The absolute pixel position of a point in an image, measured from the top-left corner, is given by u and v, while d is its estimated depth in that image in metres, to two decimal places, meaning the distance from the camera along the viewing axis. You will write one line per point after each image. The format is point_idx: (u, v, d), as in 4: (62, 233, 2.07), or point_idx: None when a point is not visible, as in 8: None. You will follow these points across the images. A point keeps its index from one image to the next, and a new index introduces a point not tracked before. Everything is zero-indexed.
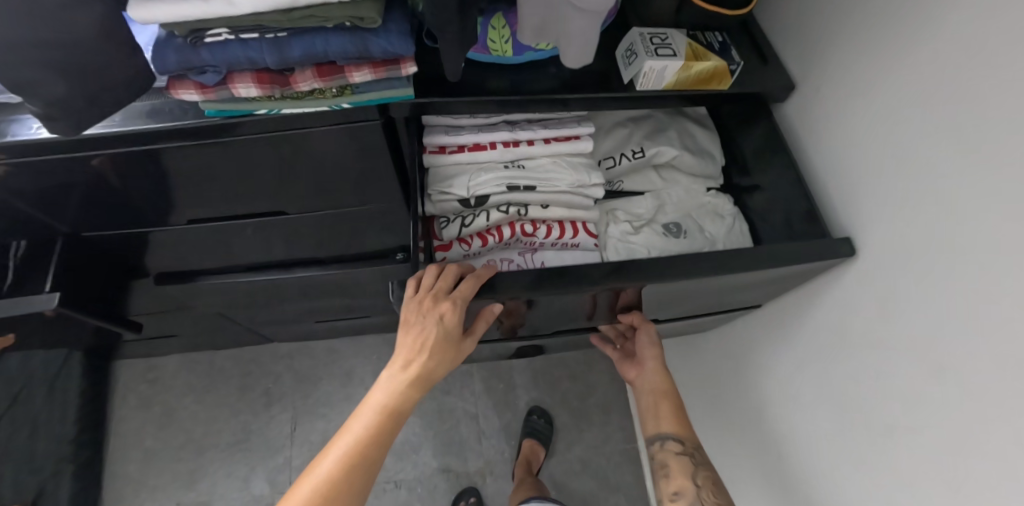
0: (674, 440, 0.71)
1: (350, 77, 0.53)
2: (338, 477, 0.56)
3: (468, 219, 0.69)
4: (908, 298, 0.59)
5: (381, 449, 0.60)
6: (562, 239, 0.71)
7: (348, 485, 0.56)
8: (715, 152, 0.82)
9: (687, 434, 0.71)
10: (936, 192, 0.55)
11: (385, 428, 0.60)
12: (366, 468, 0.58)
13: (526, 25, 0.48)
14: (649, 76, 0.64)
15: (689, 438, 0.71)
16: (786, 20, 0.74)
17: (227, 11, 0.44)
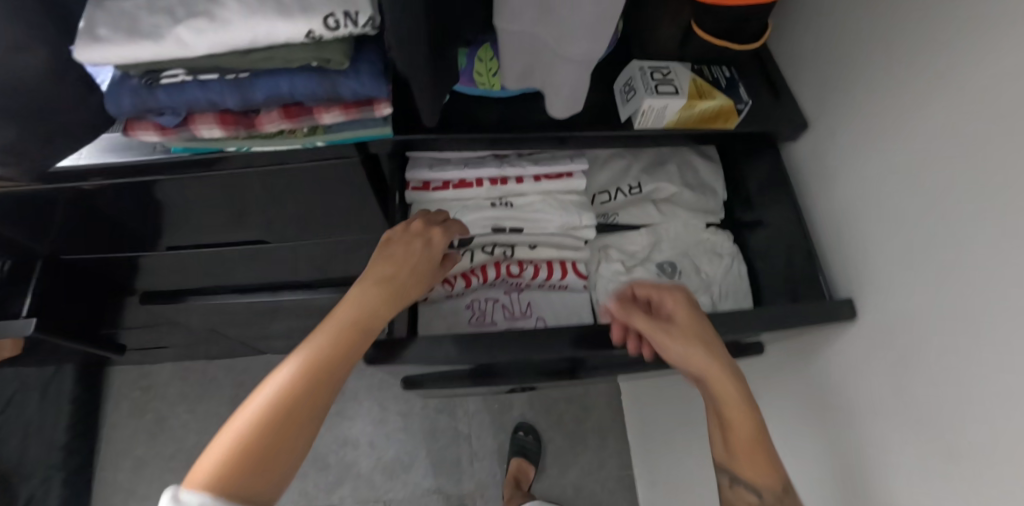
0: (765, 460, 0.50)
1: (320, 118, 0.49)
2: (245, 448, 0.40)
3: (451, 260, 0.65)
4: (909, 370, 0.54)
5: (316, 410, 0.44)
6: (550, 280, 0.68)
7: (259, 464, 0.40)
8: (718, 188, 0.77)
9: (772, 454, 0.50)
10: (946, 257, 0.50)
11: (323, 384, 0.45)
12: (288, 437, 0.42)
13: (509, 71, 0.44)
14: (648, 115, 0.60)
15: (775, 463, 0.50)
16: (803, 52, 0.69)
17: (181, 52, 0.42)
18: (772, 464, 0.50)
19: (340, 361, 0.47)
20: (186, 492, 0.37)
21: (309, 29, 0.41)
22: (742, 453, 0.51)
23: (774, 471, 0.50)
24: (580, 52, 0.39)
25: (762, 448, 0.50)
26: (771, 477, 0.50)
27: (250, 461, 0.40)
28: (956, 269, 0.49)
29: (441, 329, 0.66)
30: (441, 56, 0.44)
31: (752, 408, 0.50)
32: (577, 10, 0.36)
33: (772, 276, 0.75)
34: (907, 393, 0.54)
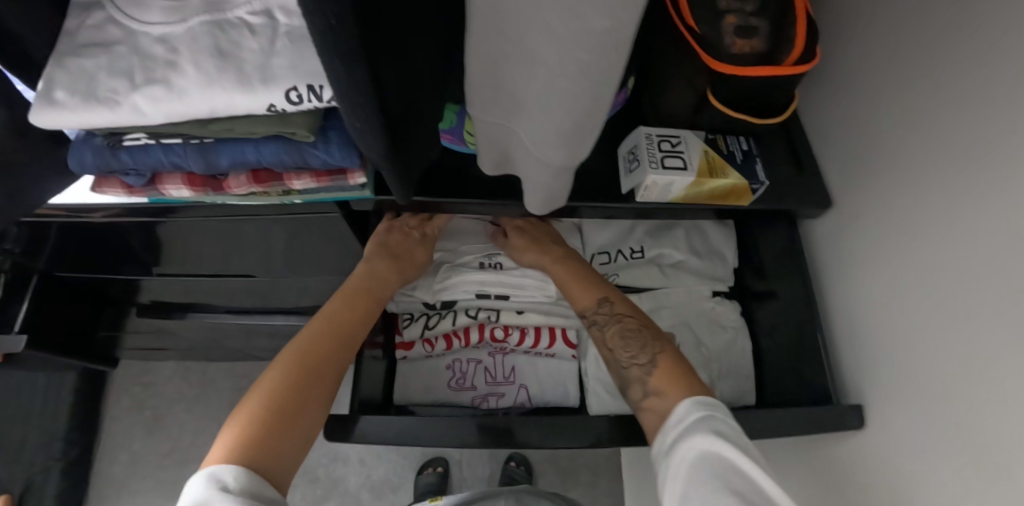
0: (602, 307, 0.61)
1: (290, 184, 0.47)
2: (248, 430, 0.49)
3: (433, 321, 0.65)
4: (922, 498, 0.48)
5: (313, 402, 0.53)
6: (536, 348, 0.66)
7: (266, 443, 0.48)
8: (728, 255, 0.72)
9: (620, 302, 0.61)
10: (973, 383, 0.44)
11: (313, 368, 0.55)
12: (290, 425, 0.51)
13: (483, 156, 0.40)
14: (652, 190, 0.55)
15: (618, 307, 0.60)
16: (840, 121, 0.63)
17: (138, 119, 0.40)
18: (588, 285, 0.62)
19: (328, 344, 0.57)
20: (203, 473, 0.44)
21: (270, 103, 0.39)
22: (571, 286, 0.62)
23: (595, 290, 0.62)
24: (555, 156, 0.33)
25: (581, 273, 0.62)
26: (620, 307, 0.60)
27: (253, 440, 0.48)
28: (979, 400, 0.44)
29: (419, 389, 0.65)
30: (411, 140, 0.38)
31: (576, 277, 0.62)
32: (551, 117, 0.30)
33: (777, 355, 0.70)
34: None
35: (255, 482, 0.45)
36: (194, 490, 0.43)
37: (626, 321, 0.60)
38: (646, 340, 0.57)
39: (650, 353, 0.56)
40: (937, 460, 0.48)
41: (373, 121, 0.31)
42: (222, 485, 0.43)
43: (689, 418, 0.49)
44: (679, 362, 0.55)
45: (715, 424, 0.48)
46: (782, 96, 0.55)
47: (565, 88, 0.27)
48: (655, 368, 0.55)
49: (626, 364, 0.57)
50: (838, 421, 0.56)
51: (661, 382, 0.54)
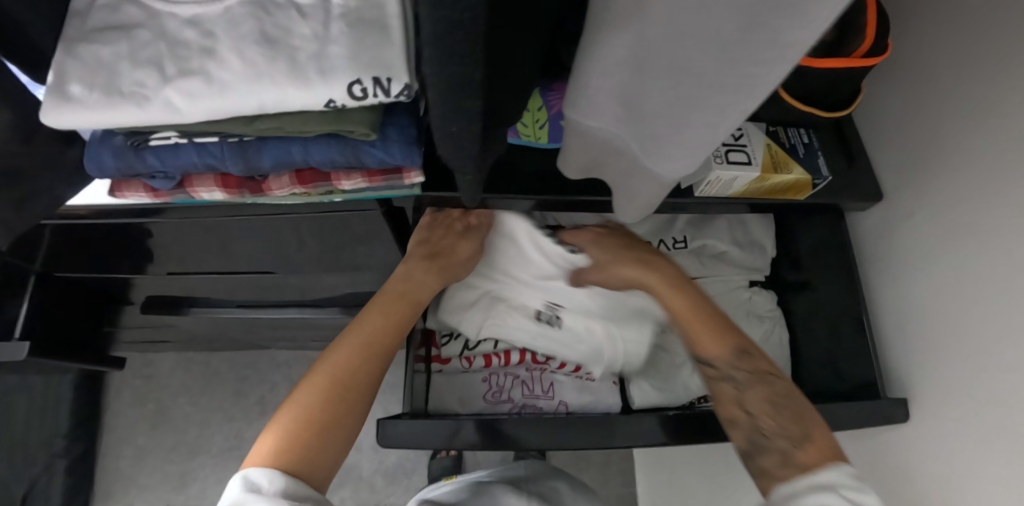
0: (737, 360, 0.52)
1: (338, 184, 0.43)
2: (288, 437, 0.44)
3: (473, 342, 0.62)
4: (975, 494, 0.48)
5: (351, 410, 0.48)
6: (578, 372, 0.63)
7: (307, 446, 0.44)
8: (768, 245, 0.70)
9: (756, 357, 0.53)
10: None
11: (352, 375, 0.50)
12: (327, 432, 0.46)
13: (571, 161, 0.38)
14: (714, 185, 0.53)
15: (757, 362, 0.52)
16: (898, 106, 0.61)
17: (171, 117, 0.34)
18: (722, 334, 0.54)
19: (366, 351, 0.51)
20: (240, 475, 0.41)
21: (329, 98, 0.34)
22: (694, 326, 0.55)
23: (728, 340, 0.53)
24: (674, 168, 0.32)
25: (710, 319, 0.55)
26: (756, 362, 0.52)
27: (292, 447, 0.44)
28: None
29: (454, 402, 0.60)
30: (492, 142, 0.34)
31: (710, 323, 0.54)
32: (685, 131, 0.29)
33: (812, 346, 0.69)
34: None
35: (296, 487, 0.41)
36: (231, 492, 0.40)
37: (774, 384, 0.51)
38: (793, 407, 0.49)
39: (801, 425, 0.47)
40: (988, 454, 0.47)
41: (471, 125, 0.27)
42: (256, 486, 0.40)
43: (828, 485, 0.41)
44: (829, 439, 0.46)
45: (857, 495, 0.40)
46: (851, 89, 0.53)
47: (717, 102, 0.26)
48: (808, 438, 0.46)
49: (768, 432, 0.48)
50: (884, 415, 0.56)
51: (813, 458, 0.44)
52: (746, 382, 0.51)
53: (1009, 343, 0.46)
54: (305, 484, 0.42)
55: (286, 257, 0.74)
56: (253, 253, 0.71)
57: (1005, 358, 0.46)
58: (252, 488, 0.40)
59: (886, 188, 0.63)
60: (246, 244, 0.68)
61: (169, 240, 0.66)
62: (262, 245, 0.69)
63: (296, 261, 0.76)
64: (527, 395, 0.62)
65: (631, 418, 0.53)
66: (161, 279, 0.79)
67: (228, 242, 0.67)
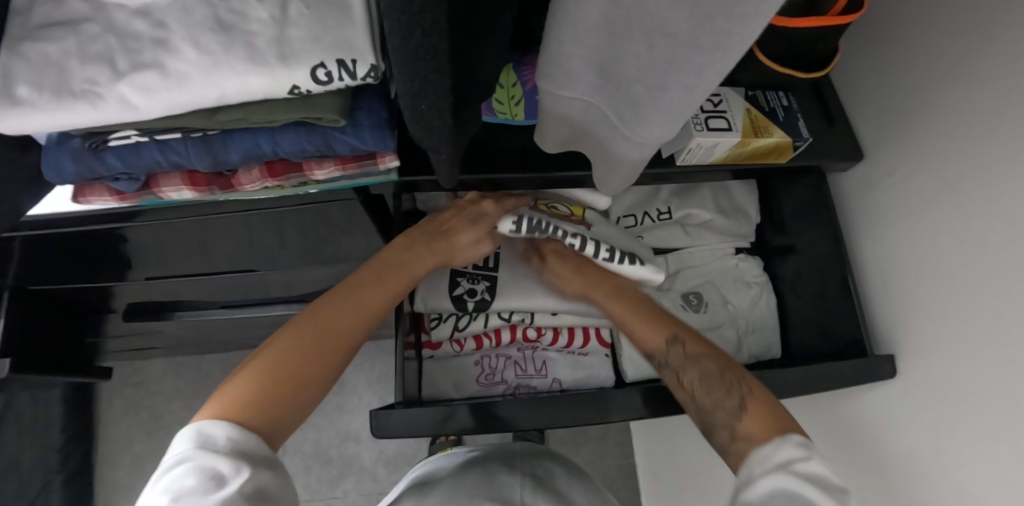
0: (672, 348, 0.54)
1: (311, 173, 0.42)
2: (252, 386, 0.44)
3: (463, 322, 0.61)
4: (958, 436, 0.49)
5: (328, 369, 0.49)
6: (569, 347, 0.64)
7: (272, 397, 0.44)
8: (751, 211, 0.71)
9: (694, 342, 0.54)
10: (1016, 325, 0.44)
11: (335, 340, 0.50)
12: (301, 388, 0.46)
13: (549, 135, 0.39)
14: (695, 152, 0.53)
15: (693, 348, 0.53)
16: (875, 63, 0.61)
17: (129, 115, 0.33)
18: (656, 322, 0.56)
19: (352, 319, 0.51)
20: (188, 429, 0.40)
21: (294, 84, 0.33)
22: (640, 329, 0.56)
23: (667, 328, 0.55)
24: (654, 133, 0.31)
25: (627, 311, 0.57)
26: (694, 348, 0.53)
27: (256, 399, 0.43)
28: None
29: (449, 387, 0.60)
30: (467, 119, 0.34)
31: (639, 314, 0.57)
32: (662, 94, 0.28)
33: (798, 308, 0.69)
34: (950, 463, 0.50)
35: (253, 440, 0.40)
36: (177, 448, 0.39)
37: (708, 365, 0.52)
38: (728, 382, 0.50)
39: (738, 398, 0.48)
40: (970, 405, 0.49)
41: (441, 101, 0.26)
42: (206, 441, 0.39)
43: (776, 461, 0.42)
44: (768, 399, 0.48)
45: (804, 466, 0.41)
46: (826, 50, 0.53)
47: (693, 62, 0.25)
48: (745, 412, 0.48)
49: (710, 410, 0.49)
50: (872, 371, 0.56)
51: (753, 425, 0.47)
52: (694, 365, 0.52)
53: (990, 289, 0.47)
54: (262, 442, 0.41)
55: (266, 253, 0.72)
56: (232, 252, 0.70)
57: (986, 306, 0.47)
58: (204, 443, 0.38)
59: (865, 145, 0.63)
60: (225, 243, 0.67)
61: (145, 245, 0.64)
62: (241, 243, 0.67)
63: (278, 257, 0.74)
64: (520, 373, 0.62)
65: (619, 394, 0.53)
66: (140, 285, 0.77)
67: (206, 242, 0.66)
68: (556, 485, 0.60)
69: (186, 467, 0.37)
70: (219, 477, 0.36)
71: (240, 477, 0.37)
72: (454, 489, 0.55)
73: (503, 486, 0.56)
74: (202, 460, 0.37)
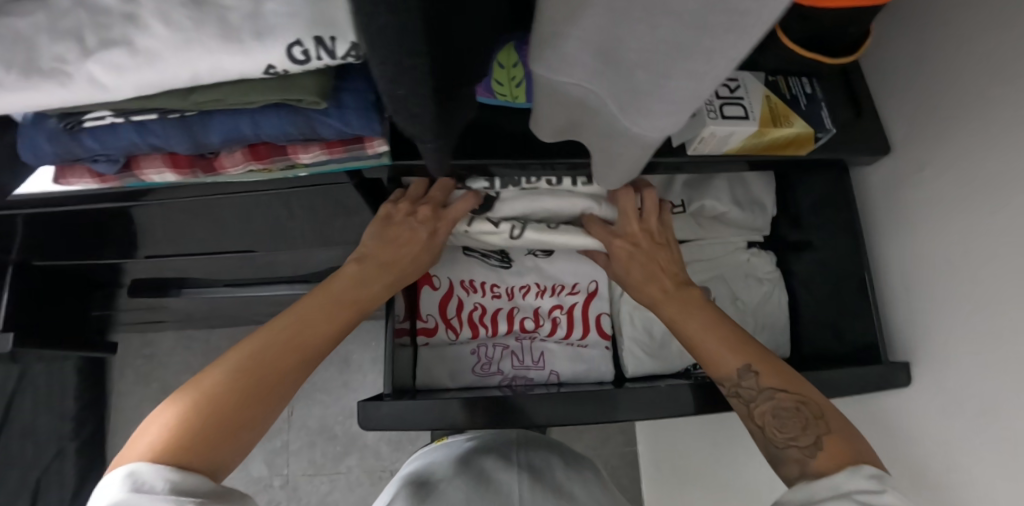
0: (744, 376, 0.49)
1: (296, 157, 0.40)
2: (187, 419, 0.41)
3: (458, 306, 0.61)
4: (979, 453, 0.47)
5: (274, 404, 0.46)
6: (568, 339, 0.63)
7: (209, 433, 0.41)
8: (767, 203, 0.67)
9: (770, 372, 0.49)
10: None
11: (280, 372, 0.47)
12: (246, 423, 0.44)
13: (545, 124, 0.36)
14: (708, 142, 0.49)
15: (766, 380, 0.49)
16: (911, 46, 0.56)
17: (100, 94, 0.31)
18: (728, 346, 0.51)
19: (294, 357, 0.48)
20: (119, 470, 0.37)
21: (268, 63, 0.31)
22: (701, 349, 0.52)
23: (742, 354, 0.50)
24: (657, 127, 0.28)
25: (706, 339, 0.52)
26: (768, 380, 0.49)
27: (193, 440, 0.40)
28: None
29: (444, 376, 0.59)
30: (456, 106, 0.31)
31: (714, 335, 0.52)
32: (666, 82, 0.25)
33: (811, 307, 0.66)
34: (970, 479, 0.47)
35: (194, 478, 0.38)
36: (111, 489, 0.36)
37: (781, 396, 0.48)
38: (804, 418, 0.46)
39: (814, 434, 0.45)
40: (992, 421, 0.46)
41: (419, 88, 0.24)
42: (142, 484, 0.36)
43: (841, 487, 0.41)
44: (843, 429, 0.46)
45: (874, 497, 0.39)
46: (858, 32, 0.48)
47: (704, 45, 0.22)
48: (821, 449, 0.44)
49: (780, 443, 0.47)
50: (888, 380, 0.54)
51: (826, 463, 0.44)
52: (765, 392, 0.48)
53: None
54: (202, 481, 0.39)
55: (267, 234, 0.71)
56: (231, 232, 0.69)
57: (1012, 317, 0.44)
58: (138, 487, 0.36)
59: (894, 135, 0.58)
60: (225, 223, 0.66)
61: (146, 225, 0.64)
62: (239, 224, 0.67)
63: (278, 239, 0.73)
64: (516, 362, 0.61)
65: (619, 394, 0.51)
66: (144, 262, 0.77)
67: (205, 223, 0.65)
68: (560, 480, 0.59)
69: None
70: None
71: None
72: (449, 486, 0.55)
73: (499, 482, 0.56)
74: None
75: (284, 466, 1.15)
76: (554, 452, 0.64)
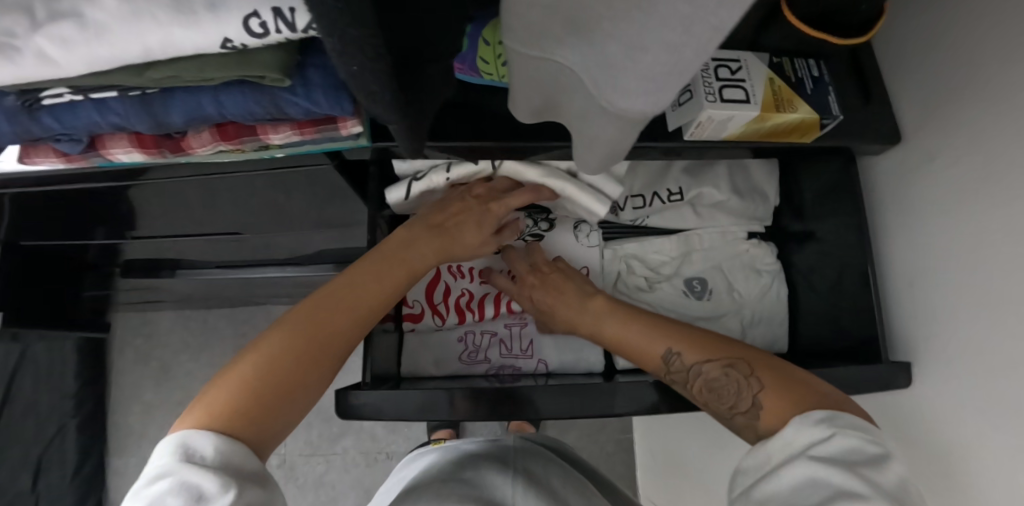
0: (672, 360, 0.50)
1: (266, 137, 0.39)
2: (236, 393, 0.40)
3: (445, 292, 0.61)
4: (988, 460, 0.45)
5: (320, 375, 0.44)
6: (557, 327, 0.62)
7: (265, 399, 0.40)
8: (769, 192, 0.65)
9: (693, 347, 0.49)
10: None
11: (332, 331, 0.45)
12: (296, 396, 0.42)
13: (521, 102, 0.33)
14: (705, 127, 0.47)
15: (690, 355, 0.49)
16: (928, 25, 0.53)
17: (49, 70, 0.29)
18: (648, 336, 0.51)
19: (348, 319, 0.46)
20: (173, 438, 0.37)
21: (223, 37, 0.29)
22: (622, 346, 0.53)
23: (659, 335, 0.51)
24: (638, 108, 0.26)
25: (624, 334, 0.52)
26: (693, 354, 0.49)
27: (241, 409, 0.39)
28: None
29: (430, 364, 0.58)
30: (424, 84, 0.29)
31: (630, 330, 0.52)
32: (641, 57, 0.23)
33: (810, 302, 0.64)
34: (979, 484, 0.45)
35: (239, 451, 0.37)
36: (159, 459, 0.36)
37: (709, 369, 0.48)
38: (737, 381, 0.46)
39: (750, 398, 0.45)
40: (996, 421, 0.44)
41: (372, 65, 0.22)
42: (190, 455, 0.36)
43: (796, 445, 0.39)
44: (784, 374, 0.45)
45: (824, 448, 0.38)
46: (872, 10, 0.45)
47: (679, 12, 0.20)
48: (761, 409, 0.44)
49: (727, 414, 0.46)
50: (891, 379, 0.51)
51: (772, 420, 0.43)
52: (690, 371, 0.48)
53: None
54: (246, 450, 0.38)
55: (255, 217, 0.70)
56: (219, 214, 0.68)
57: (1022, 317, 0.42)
58: (187, 456, 0.36)
59: (906, 122, 0.55)
60: (211, 205, 0.65)
61: (132, 205, 0.63)
62: (226, 206, 0.65)
63: (266, 222, 0.72)
64: (504, 349, 0.60)
65: (607, 388, 0.49)
66: (135, 243, 0.76)
67: (189, 205, 0.63)
68: (555, 485, 0.58)
69: (168, 484, 0.34)
70: (201, 493, 0.34)
71: (224, 495, 0.34)
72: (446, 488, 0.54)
73: (493, 484, 0.55)
74: (183, 477, 0.34)
75: (281, 446, 1.15)
76: (552, 462, 0.63)
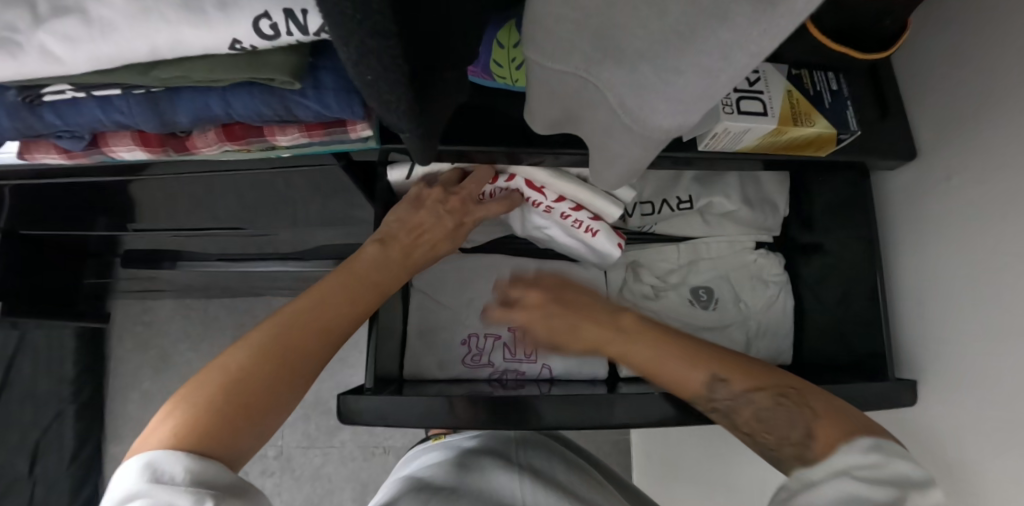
0: (717, 389, 0.48)
1: (274, 139, 0.38)
2: (204, 407, 0.39)
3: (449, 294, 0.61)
4: (993, 481, 0.44)
5: (295, 390, 0.44)
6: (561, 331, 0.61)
7: (236, 416, 0.39)
8: (779, 202, 0.64)
9: (737, 375, 0.49)
10: None
11: (303, 346, 0.45)
12: (263, 413, 0.41)
13: (539, 113, 0.33)
14: (721, 138, 0.46)
15: (738, 383, 0.48)
16: (950, 38, 0.52)
17: (52, 67, 0.28)
18: (690, 361, 0.50)
19: (319, 342, 0.46)
20: (138, 461, 0.36)
21: (234, 38, 0.28)
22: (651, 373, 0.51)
23: (704, 366, 0.49)
24: (665, 127, 0.25)
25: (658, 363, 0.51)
26: (740, 383, 0.48)
27: (210, 423, 0.38)
28: None
29: (433, 366, 0.58)
30: (439, 93, 0.28)
31: (666, 358, 0.51)
32: (675, 79, 0.22)
33: (816, 314, 0.64)
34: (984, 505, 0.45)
35: (213, 469, 0.36)
36: (127, 483, 0.35)
37: (759, 397, 0.48)
38: (789, 410, 0.46)
39: (803, 425, 0.45)
40: (1002, 444, 0.44)
41: (392, 78, 0.21)
42: (161, 475, 0.35)
43: (844, 464, 0.41)
44: (830, 409, 0.45)
45: (874, 471, 0.39)
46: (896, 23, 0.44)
47: (719, 39, 0.19)
48: (814, 437, 0.44)
49: (773, 445, 0.46)
50: (899, 397, 0.51)
51: (823, 447, 0.43)
52: (737, 402, 0.48)
53: None
54: (222, 470, 0.37)
55: (259, 212, 0.69)
56: (221, 208, 0.67)
57: None
58: (158, 477, 0.34)
59: (923, 136, 0.54)
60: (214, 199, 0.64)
61: (132, 197, 0.62)
62: (228, 200, 0.64)
63: (269, 216, 0.71)
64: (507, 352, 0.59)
65: (612, 398, 0.49)
66: (135, 234, 0.75)
67: (193, 199, 0.63)
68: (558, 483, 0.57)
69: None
70: None
71: None
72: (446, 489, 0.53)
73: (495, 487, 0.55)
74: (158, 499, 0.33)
75: (278, 437, 1.15)
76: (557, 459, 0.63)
